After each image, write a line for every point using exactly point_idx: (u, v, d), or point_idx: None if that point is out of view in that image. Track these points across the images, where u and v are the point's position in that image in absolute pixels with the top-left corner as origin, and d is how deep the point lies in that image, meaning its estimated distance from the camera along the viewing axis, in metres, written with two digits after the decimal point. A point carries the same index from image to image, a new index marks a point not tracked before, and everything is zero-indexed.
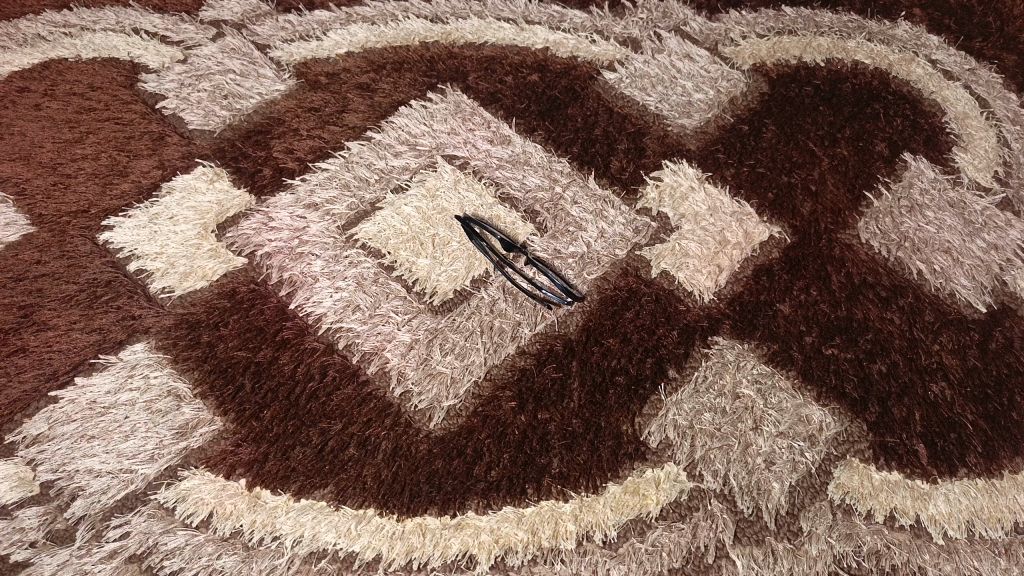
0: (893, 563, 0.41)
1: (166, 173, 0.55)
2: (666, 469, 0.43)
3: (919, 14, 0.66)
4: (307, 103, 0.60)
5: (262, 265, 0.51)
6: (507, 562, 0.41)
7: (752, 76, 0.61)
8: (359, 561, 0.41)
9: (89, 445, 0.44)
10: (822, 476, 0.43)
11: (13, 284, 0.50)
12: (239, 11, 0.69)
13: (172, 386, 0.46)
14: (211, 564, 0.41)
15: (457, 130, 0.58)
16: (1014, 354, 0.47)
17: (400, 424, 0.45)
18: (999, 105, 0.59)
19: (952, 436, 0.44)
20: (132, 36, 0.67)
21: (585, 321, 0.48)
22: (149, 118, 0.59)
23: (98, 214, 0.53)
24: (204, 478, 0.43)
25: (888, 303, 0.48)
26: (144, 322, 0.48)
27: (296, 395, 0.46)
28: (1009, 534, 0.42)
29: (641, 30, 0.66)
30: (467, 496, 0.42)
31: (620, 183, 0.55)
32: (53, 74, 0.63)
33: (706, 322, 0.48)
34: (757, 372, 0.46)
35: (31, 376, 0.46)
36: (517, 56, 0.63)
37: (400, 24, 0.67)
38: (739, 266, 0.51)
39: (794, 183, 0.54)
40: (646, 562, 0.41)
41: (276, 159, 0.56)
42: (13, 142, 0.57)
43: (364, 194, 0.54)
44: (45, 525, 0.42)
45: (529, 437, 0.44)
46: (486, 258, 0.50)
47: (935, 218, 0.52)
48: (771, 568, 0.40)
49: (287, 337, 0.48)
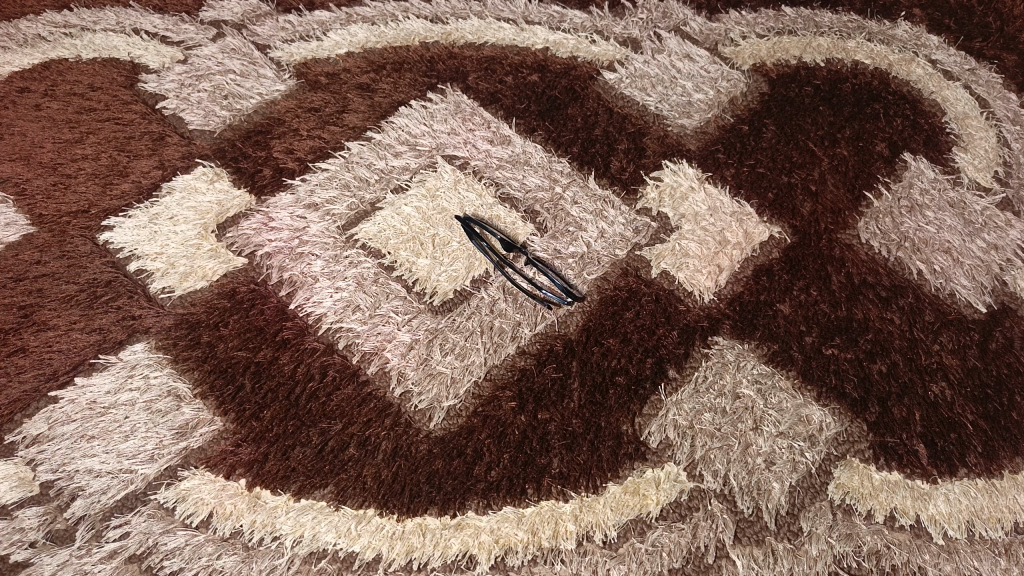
0: (893, 563, 0.41)
1: (166, 174, 0.55)
2: (666, 469, 0.43)
3: (919, 15, 0.66)
4: (307, 103, 0.60)
5: (262, 265, 0.51)
6: (507, 562, 0.41)
7: (752, 76, 0.61)
8: (359, 561, 0.41)
9: (89, 445, 0.44)
10: (822, 476, 0.43)
11: (13, 284, 0.50)
12: (239, 12, 0.69)
13: (172, 386, 0.46)
14: (211, 564, 0.40)
15: (457, 130, 0.58)
16: (1014, 354, 0.47)
17: (401, 424, 0.45)
18: (1000, 105, 0.59)
19: (952, 436, 0.44)
20: (132, 36, 0.67)
21: (585, 321, 0.48)
22: (149, 118, 0.59)
23: (98, 214, 0.53)
24: (204, 478, 0.43)
25: (888, 303, 0.48)
26: (144, 322, 0.48)
27: (296, 396, 0.46)
28: (1009, 534, 0.42)
29: (641, 30, 0.66)
30: (466, 496, 0.42)
31: (620, 183, 0.55)
32: (54, 74, 0.63)
33: (706, 322, 0.48)
34: (757, 372, 0.46)
35: (32, 376, 0.46)
36: (517, 56, 0.63)
37: (400, 24, 0.67)
38: (739, 266, 0.51)
39: (794, 184, 0.54)
40: (646, 562, 0.41)
41: (276, 159, 0.56)
42: (13, 142, 0.57)
43: (364, 194, 0.54)
44: (45, 525, 0.42)
45: (529, 437, 0.44)
46: (486, 258, 0.50)
47: (936, 218, 0.52)
48: (771, 568, 0.40)
49: (287, 337, 0.48)
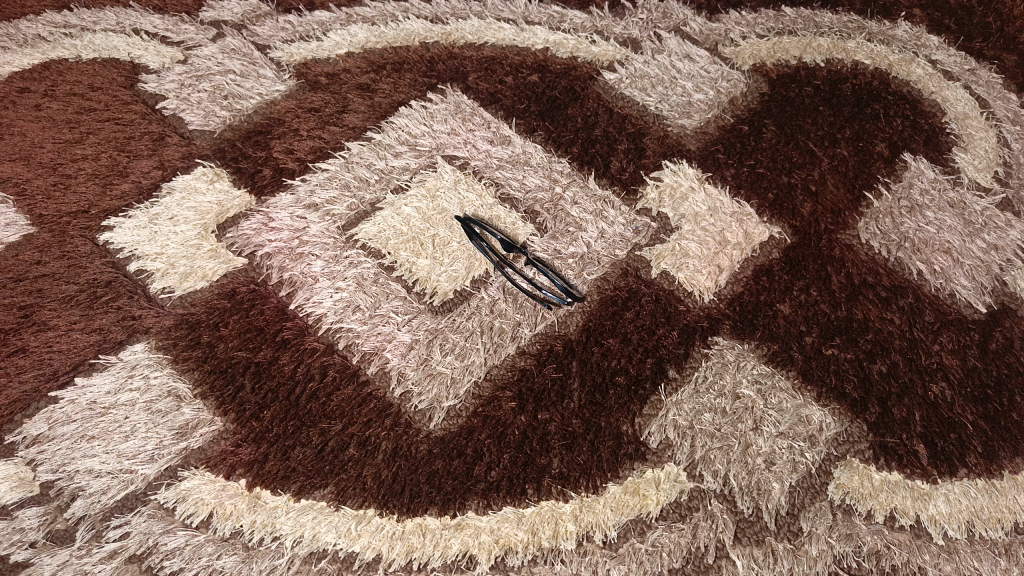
0: (893, 563, 0.41)
1: (166, 173, 0.56)
2: (666, 469, 0.43)
3: (919, 14, 0.66)
4: (308, 104, 0.60)
5: (262, 265, 0.51)
6: (507, 562, 0.41)
7: (752, 76, 0.61)
8: (359, 561, 0.41)
9: (89, 445, 0.44)
10: (822, 476, 0.43)
11: (13, 285, 0.50)
12: (239, 12, 0.69)
13: (172, 386, 0.46)
14: (211, 564, 0.41)
15: (457, 130, 0.58)
16: (1014, 354, 0.47)
17: (400, 424, 0.45)
18: (1000, 105, 0.59)
19: (952, 436, 0.44)
20: (133, 36, 0.67)
21: (585, 321, 0.48)
22: (149, 118, 0.59)
23: (99, 214, 0.53)
24: (203, 478, 0.43)
25: (888, 303, 0.48)
26: (144, 322, 0.48)
27: (297, 395, 0.46)
28: (1009, 534, 0.42)
29: (642, 30, 0.66)
30: (467, 496, 0.42)
31: (620, 183, 0.55)
32: (54, 74, 0.63)
33: (706, 322, 0.48)
34: (757, 372, 0.46)
35: (32, 376, 0.46)
36: (518, 57, 0.63)
37: (400, 24, 0.67)
38: (739, 265, 0.51)
39: (794, 184, 0.54)
40: (646, 562, 0.41)
41: (276, 159, 0.56)
42: (14, 143, 0.57)
43: (365, 194, 0.54)
44: (45, 525, 0.42)
45: (529, 437, 0.44)
46: (486, 258, 0.50)
47: (935, 218, 0.52)
48: (771, 568, 0.40)
49: (288, 337, 0.48)
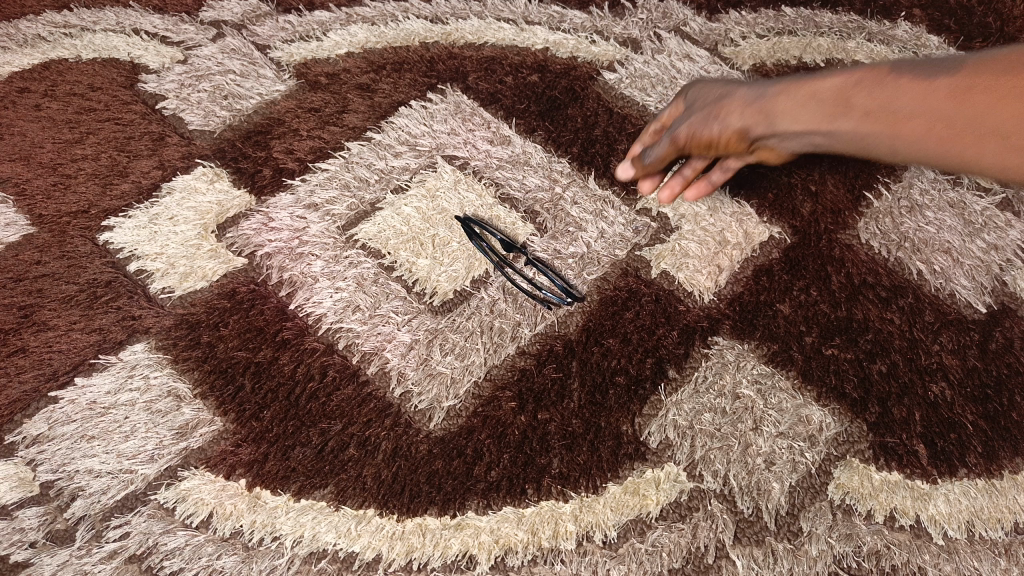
0: (893, 563, 0.41)
1: (166, 173, 0.56)
2: (666, 469, 0.43)
3: (919, 15, 0.66)
4: (308, 104, 0.60)
5: (262, 265, 0.51)
6: (507, 562, 0.41)
7: (752, 76, 0.61)
8: (359, 561, 0.41)
9: (89, 445, 0.44)
10: (822, 476, 0.43)
11: (13, 285, 0.50)
12: (239, 12, 0.69)
13: (171, 386, 0.46)
14: (211, 564, 0.40)
15: (456, 130, 0.58)
16: (1014, 354, 0.47)
17: (401, 424, 0.45)
18: None
19: (952, 436, 0.44)
20: (133, 36, 0.67)
21: (585, 321, 0.48)
22: (149, 118, 0.59)
23: (99, 214, 0.53)
24: (204, 478, 0.43)
25: (888, 303, 0.49)
26: (144, 322, 0.48)
27: (297, 395, 0.46)
28: (1009, 534, 0.42)
29: (642, 30, 0.66)
30: (467, 496, 0.42)
31: (620, 183, 0.55)
32: (54, 74, 0.63)
33: (706, 322, 0.48)
34: (757, 372, 0.46)
35: (32, 376, 0.46)
36: (518, 57, 0.63)
37: (400, 24, 0.67)
38: (739, 265, 0.51)
39: (794, 184, 0.54)
40: (646, 562, 0.41)
41: (276, 159, 0.56)
42: (14, 143, 0.57)
43: (365, 194, 0.54)
44: (45, 525, 0.42)
45: (530, 437, 0.44)
46: (486, 258, 0.50)
47: (935, 218, 0.52)
48: (771, 568, 0.40)
49: (288, 337, 0.48)
